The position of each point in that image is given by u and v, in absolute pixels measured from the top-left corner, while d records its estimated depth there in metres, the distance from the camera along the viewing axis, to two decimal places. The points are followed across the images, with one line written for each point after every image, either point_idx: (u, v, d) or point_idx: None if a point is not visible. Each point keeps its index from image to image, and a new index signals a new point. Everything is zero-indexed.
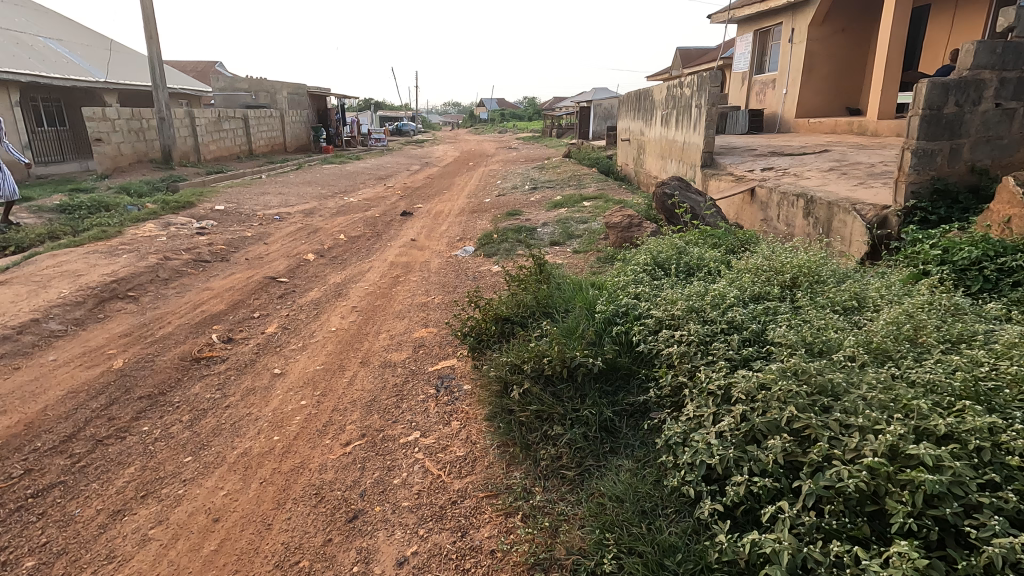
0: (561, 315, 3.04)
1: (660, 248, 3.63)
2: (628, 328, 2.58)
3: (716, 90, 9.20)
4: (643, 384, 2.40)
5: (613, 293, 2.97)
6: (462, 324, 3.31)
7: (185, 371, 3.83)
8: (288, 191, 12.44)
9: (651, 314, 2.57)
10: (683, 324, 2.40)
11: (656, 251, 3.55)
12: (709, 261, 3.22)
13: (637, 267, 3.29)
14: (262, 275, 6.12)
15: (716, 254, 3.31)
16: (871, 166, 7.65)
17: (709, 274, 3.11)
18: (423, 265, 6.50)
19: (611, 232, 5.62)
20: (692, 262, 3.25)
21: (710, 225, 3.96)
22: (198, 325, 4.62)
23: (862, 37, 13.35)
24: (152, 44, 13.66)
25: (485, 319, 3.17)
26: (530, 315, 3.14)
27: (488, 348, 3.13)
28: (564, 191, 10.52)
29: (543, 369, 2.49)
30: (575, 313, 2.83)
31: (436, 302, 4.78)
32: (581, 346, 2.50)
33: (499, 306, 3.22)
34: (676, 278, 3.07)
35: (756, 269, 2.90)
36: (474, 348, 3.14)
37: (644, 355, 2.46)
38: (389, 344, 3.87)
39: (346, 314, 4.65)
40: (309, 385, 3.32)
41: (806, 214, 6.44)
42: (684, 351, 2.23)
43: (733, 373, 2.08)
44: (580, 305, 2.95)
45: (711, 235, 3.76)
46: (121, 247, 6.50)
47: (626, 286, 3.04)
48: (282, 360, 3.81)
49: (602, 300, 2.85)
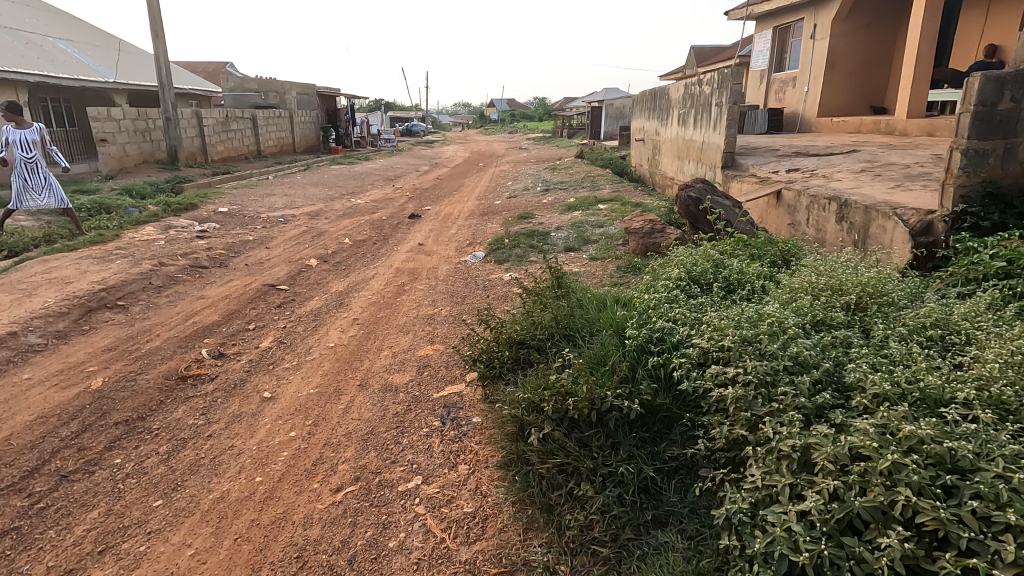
0: (585, 339, 2.68)
1: (693, 258, 3.26)
2: (667, 361, 2.23)
3: (738, 88, 8.78)
4: (687, 432, 2.05)
5: (643, 315, 2.60)
6: (472, 345, 2.95)
7: (169, 392, 3.50)
8: (295, 193, 12.17)
9: (694, 343, 2.21)
10: (736, 360, 2.04)
11: (688, 262, 3.18)
12: (751, 276, 2.86)
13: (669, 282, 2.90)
14: (261, 282, 5.81)
15: (759, 268, 2.95)
16: (906, 167, 7.19)
17: (754, 293, 2.74)
18: (431, 272, 6.16)
19: (631, 238, 5.24)
20: (731, 277, 2.88)
21: (747, 234, 3.58)
22: (189, 338, 4.31)
23: (888, 33, 12.84)
24: (159, 43, 13.48)
25: (497, 342, 2.82)
26: (550, 337, 2.77)
27: (502, 377, 2.77)
28: (578, 193, 10.14)
29: (567, 410, 2.12)
30: (602, 339, 2.47)
31: (443, 315, 4.44)
32: (612, 384, 2.12)
33: (514, 327, 2.86)
34: (715, 295, 2.71)
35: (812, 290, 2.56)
36: (486, 376, 2.78)
37: (686, 396, 2.12)
38: (391, 364, 3.53)
39: (346, 327, 4.32)
40: (300, 413, 2.98)
41: (840, 219, 6.01)
42: (741, 395, 1.90)
43: (808, 429, 1.75)
44: (608, 328, 2.58)
45: (750, 246, 3.40)
46: (116, 252, 6.23)
47: (658, 304, 2.66)
48: (274, 381, 3.48)
49: (633, 323, 2.49)
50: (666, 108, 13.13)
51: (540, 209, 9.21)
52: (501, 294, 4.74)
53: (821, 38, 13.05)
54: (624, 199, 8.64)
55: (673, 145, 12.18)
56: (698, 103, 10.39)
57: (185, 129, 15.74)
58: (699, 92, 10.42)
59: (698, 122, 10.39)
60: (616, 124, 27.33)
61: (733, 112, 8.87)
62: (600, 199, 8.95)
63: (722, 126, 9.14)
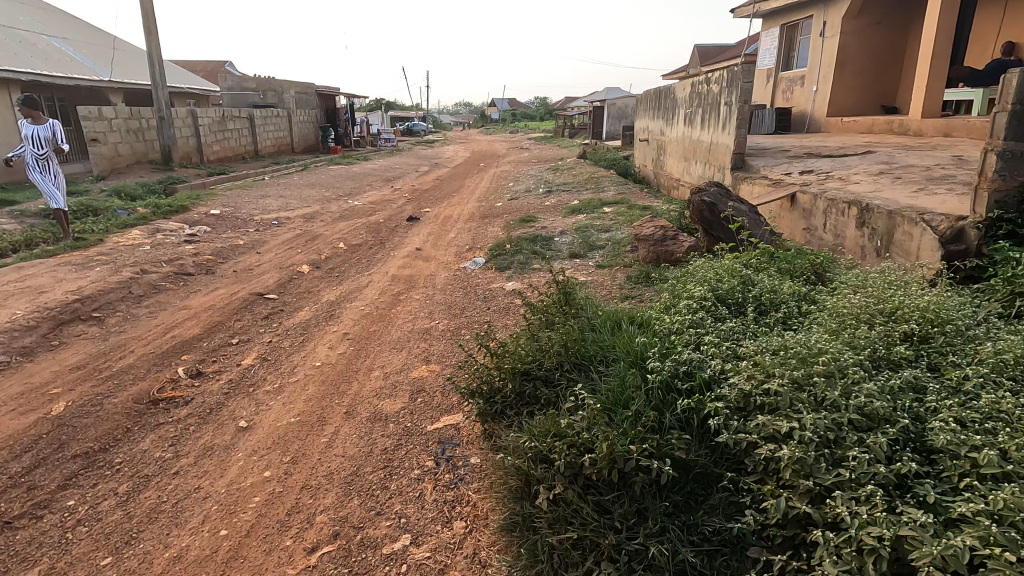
0: (601, 370, 2.38)
1: (717, 272, 2.96)
2: (701, 405, 1.96)
3: (748, 86, 8.46)
4: (729, 498, 1.77)
5: (668, 342, 2.31)
6: (471, 371, 2.63)
7: (137, 418, 3.19)
8: (290, 194, 11.86)
9: (732, 388, 1.95)
10: (790, 416, 1.78)
11: (712, 276, 2.89)
12: (785, 296, 2.58)
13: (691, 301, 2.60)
14: (249, 290, 5.50)
15: (793, 286, 2.67)
16: (926, 169, 6.85)
17: (791, 315, 2.46)
18: (429, 279, 5.85)
19: (641, 246, 4.92)
20: (762, 296, 2.60)
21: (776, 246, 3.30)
22: (166, 354, 4.00)
23: (899, 30, 12.50)
24: (152, 41, 13.19)
25: (498, 369, 2.50)
26: (559, 364, 2.46)
27: (506, 415, 2.45)
28: (581, 195, 9.82)
29: (581, 467, 1.82)
30: (621, 375, 2.18)
31: (440, 329, 4.12)
32: (636, 435, 1.84)
33: (518, 352, 2.54)
34: (748, 319, 2.43)
35: (860, 318, 2.30)
36: (487, 413, 2.45)
37: (726, 451, 1.85)
38: (382, 387, 3.21)
39: (335, 343, 4.00)
40: (277, 447, 2.66)
41: (861, 225, 5.69)
42: (800, 461, 1.64)
43: (886, 510, 1.51)
44: (626, 358, 2.28)
45: (779, 258, 3.11)
46: (97, 258, 5.93)
47: (681, 330, 2.37)
48: (252, 406, 3.16)
49: (654, 354, 2.20)
50: (671, 108, 12.81)
51: (543, 212, 8.90)
52: (502, 306, 4.43)
53: (831, 36, 12.72)
54: (630, 202, 8.32)
55: (679, 145, 11.85)
56: (706, 103, 10.07)
57: (180, 129, 15.44)
58: (707, 91, 10.09)
59: (705, 122, 10.07)
60: (618, 124, 26.99)
61: (743, 111, 8.55)
62: (605, 202, 8.64)
63: (731, 126, 8.82)
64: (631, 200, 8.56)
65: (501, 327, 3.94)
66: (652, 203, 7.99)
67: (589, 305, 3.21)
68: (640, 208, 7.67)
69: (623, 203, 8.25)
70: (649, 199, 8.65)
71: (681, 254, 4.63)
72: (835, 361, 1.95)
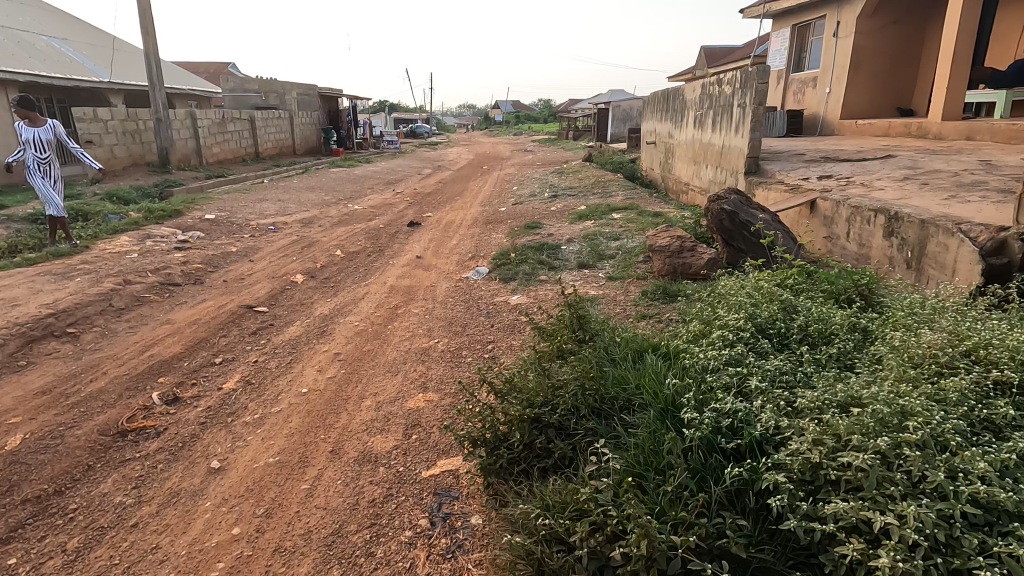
0: (627, 421, 2.09)
1: (752, 295, 2.68)
2: (757, 476, 1.66)
3: (763, 87, 8.12)
4: None
5: (708, 390, 2.02)
6: (472, 412, 2.32)
7: (100, 453, 2.87)
8: (289, 198, 11.57)
9: (797, 459, 1.64)
10: (880, 505, 1.46)
11: (746, 300, 2.60)
12: (838, 329, 2.28)
13: (726, 331, 2.32)
14: (238, 303, 5.18)
15: (844, 317, 2.37)
16: (954, 174, 6.49)
17: (849, 352, 2.16)
18: (429, 291, 5.52)
19: (656, 257, 4.58)
20: (811, 328, 2.30)
21: (815, 266, 3.01)
22: (141, 375, 3.68)
23: (915, 30, 12.14)
24: (149, 41, 12.94)
25: (504, 414, 2.21)
26: (578, 409, 2.16)
27: (511, 472, 2.13)
28: (588, 199, 9.50)
29: (614, 561, 1.54)
30: (654, 435, 1.90)
31: (439, 350, 3.79)
32: (681, 525, 1.55)
33: (526, 395, 2.24)
34: (798, 359, 2.13)
35: (939, 360, 1.97)
36: (488, 467, 2.13)
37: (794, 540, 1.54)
38: (373, 421, 2.88)
39: (325, 364, 3.68)
40: (250, 495, 2.34)
41: (889, 234, 5.34)
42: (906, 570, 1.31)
43: None
44: (659, 411, 2.01)
45: (818, 279, 2.84)
46: (80, 267, 5.63)
47: (721, 370, 2.09)
48: (227, 441, 2.83)
49: (691, 405, 1.92)
50: (680, 110, 12.47)
51: (548, 218, 8.57)
52: (506, 324, 4.10)
53: (844, 36, 12.37)
54: (640, 208, 7.98)
55: (689, 148, 11.51)
56: (717, 105, 9.74)
57: (178, 131, 15.19)
58: (718, 92, 9.75)
59: (717, 125, 9.73)
60: (623, 126, 26.65)
61: (757, 113, 8.21)
62: (613, 208, 8.30)
63: (745, 128, 8.48)
64: (640, 206, 8.22)
65: (505, 348, 3.61)
66: (663, 209, 7.64)
67: (606, 330, 2.91)
68: (650, 214, 7.33)
69: (633, 210, 7.91)
70: (659, 205, 8.30)
71: (699, 267, 4.29)
72: (925, 427, 1.63)
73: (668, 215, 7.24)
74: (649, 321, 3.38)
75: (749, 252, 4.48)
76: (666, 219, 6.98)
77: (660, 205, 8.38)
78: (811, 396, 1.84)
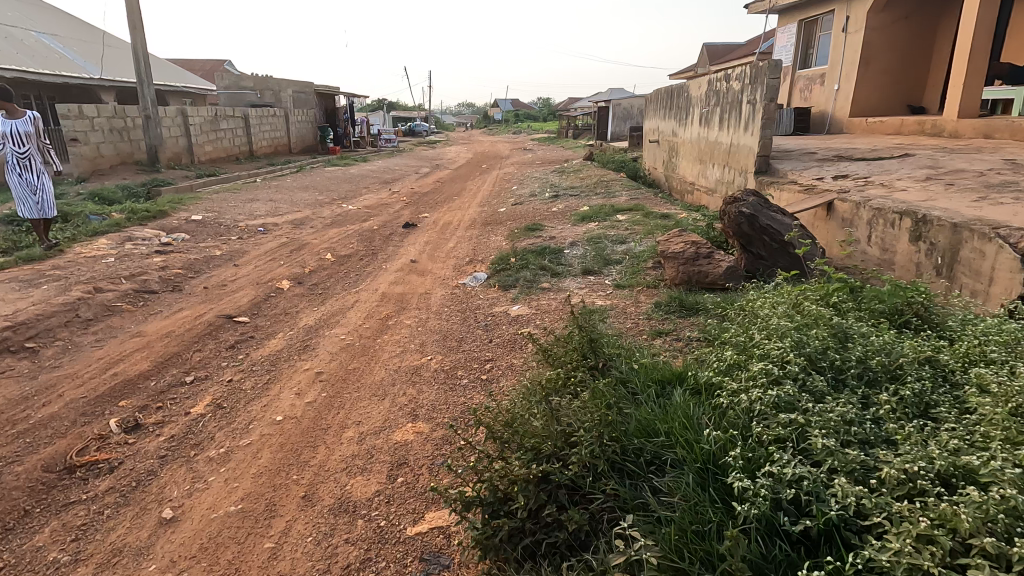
0: (658, 484, 1.77)
1: (794, 313, 2.34)
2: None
3: (775, 82, 7.74)
4: None
5: (759, 446, 1.70)
6: (470, 462, 1.96)
7: (41, 495, 2.51)
8: (281, 198, 11.20)
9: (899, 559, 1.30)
10: None
11: (787, 319, 2.27)
12: (907, 364, 1.94)
13: (769, 360, 1.99)
14: (217, 312, 4.82)
15: (911, 347, 2.04)
16: (980, 174, 6.14)
17: (923, 393, 1.83)
18: (423, 299, 5.15)
19: (668, 264, 4.22)
20: (874, 361, 1.97)
21: (859, 284, 2.75)
22: (100, 398, 3.32)
23: (927, 25, 11.78)
24: (137, 36, 12.56)
25: (507, 468, 1.86)
26: (600, 469, 1.83)
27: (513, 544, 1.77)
28: (591, 200, 9.15)
29: None
30: (700, 515, 1.60)
31: (432, 370, 3.42)
32: None
33: (532, 443, 1.93)
34: (865, 404, 1.80)
35: None
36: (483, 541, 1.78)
37: None
38: (353, 458, 2.51)
39: (304, 386, 3.30)
40: (205, 557, 2.00)
41: (916, 239, 4.99)
42: None
43: None
44: (695, 478, 1.72)
45: (866, 303, 2.57)
46: (49, 274, 5.26)
47: (772, 417, 1.76)
48: (186, 481, 2.47)
49: (742, 472, 1.61)
50: (685, 108, 12.10)
51: (549, 219, 8.21)
52: (506, 340, 3.73)
53: (854, 31, 11.99)
54: (646, 209, 7.62)
55: (694, 147, 11.14)
56: (725, 102, 9.38)
57: (169, 128, 14.81)
58: (725, 88, 9.40)
59: (725, 123, 9.38)
60: (624, 125, 26.29)
61: (768, 110, 7.84)
62: (617, 209, 7.95)
63: (755, 126, 8.11)
64: (646, 207, 7.86)
65: (505, 370, 3.24)
66: (670, 211, 7.28)
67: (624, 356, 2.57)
68: (657, 216, 6.98)
69: (639, 211, 7.55)
70: (666, 206, 7.94)
71: (717, 276, 3.91)
72: None
73: (675, 217, 6.89)
74: (669, 340, 3.03)
75: (769, 260, 4.15)
76: (676, 221, 6.61)
77: (667, 206, 8.02)
78: (894, 463, 1.52)
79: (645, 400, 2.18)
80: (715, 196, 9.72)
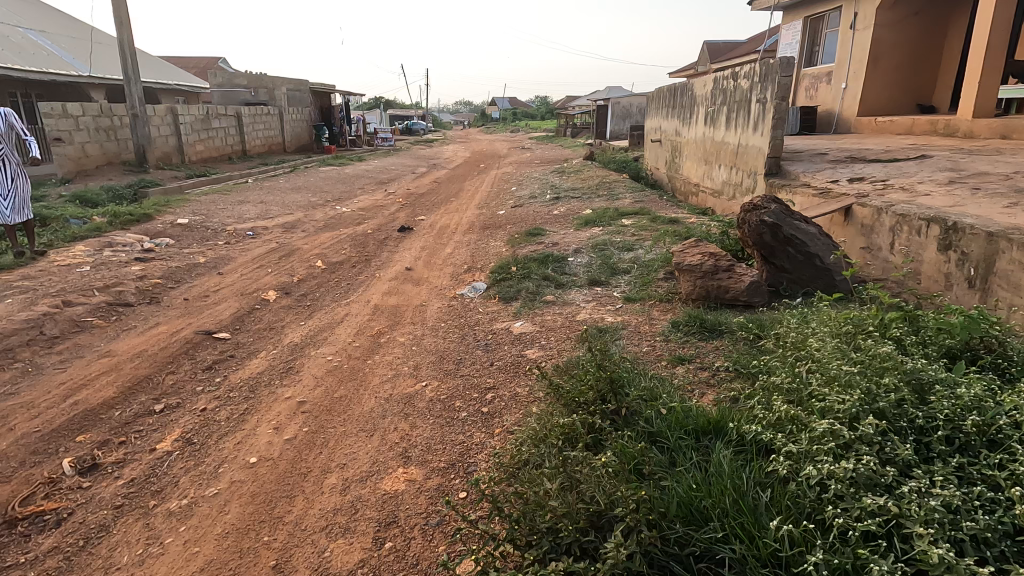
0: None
1: (851, 361, 2.07)
2: None
3: (787, 81, 7.42)
4: None
5: (845, 549, 1.44)
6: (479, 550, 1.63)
7: None
8: (273, 199, 10.84)
9: None
10: None
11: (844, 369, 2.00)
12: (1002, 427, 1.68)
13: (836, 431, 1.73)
14: (196, 327, 4.48)
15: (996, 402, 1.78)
16: (1006, 177, 5.82)
17: None
18: (418, 312, 4.82)
19: (683, 277, 3.89)
20: (963, 427, 1.70)
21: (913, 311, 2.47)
22: (54, 433, 2.97)
23: (938, 22, 11.47)
24: (124, 32, 12.18)
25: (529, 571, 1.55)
26: (643, 574, 1.51)
27: None
28: (593, 202, 8.81)
29: None
30: None
31: (427, 399, 3.07)
32: None
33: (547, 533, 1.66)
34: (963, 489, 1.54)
35: None
36: None
37: None
38: (332, 516, 2.17)
39: (283, 419, 2.96)
40: None
41: (945, 248, 4.66)
42: None
43: None
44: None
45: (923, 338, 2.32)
46: (15, 285, 4.90)
47: (857, 511, 1.50)
48: (137, 544, 2.13)
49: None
50: (689, 107, 11.76)
51: (550, 223, 7.87)
52: (508, 363, 3.39)
53: (863, 28, 11.68)
54: (652, 213, 7.29)
55: (699, 147, 10.81)
56: (733, 101, 9.04)
57: (159, 128, 14.43)
58: (733, 87, 9.06)
59: (732, 123, 9.05)
60: (623, 124, 25.98)
61: (780, 109, 7.51)
62: (622, 212, 7.61)
63: (766, 126, 7.78)
64: (652, 211, 7.53)
65: (508, 400, 2.90)
66: (677, 215, 6.95)
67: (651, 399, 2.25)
68: (665, 221, 6.65)
69: (644, 215, 7.21)
70: (672, 210, 7.61)
71: (740, 292, 3.58)
72: None
73: (684, 222, 6.56)
74: (695, 370, 2.72)
75: (793, 273, 3.85)
76: (684, 227, 6.28)
77: (674, 210, 7.69)
78: None
79: (684, 468, 1.88)
80: (722, 198, 9.39)
